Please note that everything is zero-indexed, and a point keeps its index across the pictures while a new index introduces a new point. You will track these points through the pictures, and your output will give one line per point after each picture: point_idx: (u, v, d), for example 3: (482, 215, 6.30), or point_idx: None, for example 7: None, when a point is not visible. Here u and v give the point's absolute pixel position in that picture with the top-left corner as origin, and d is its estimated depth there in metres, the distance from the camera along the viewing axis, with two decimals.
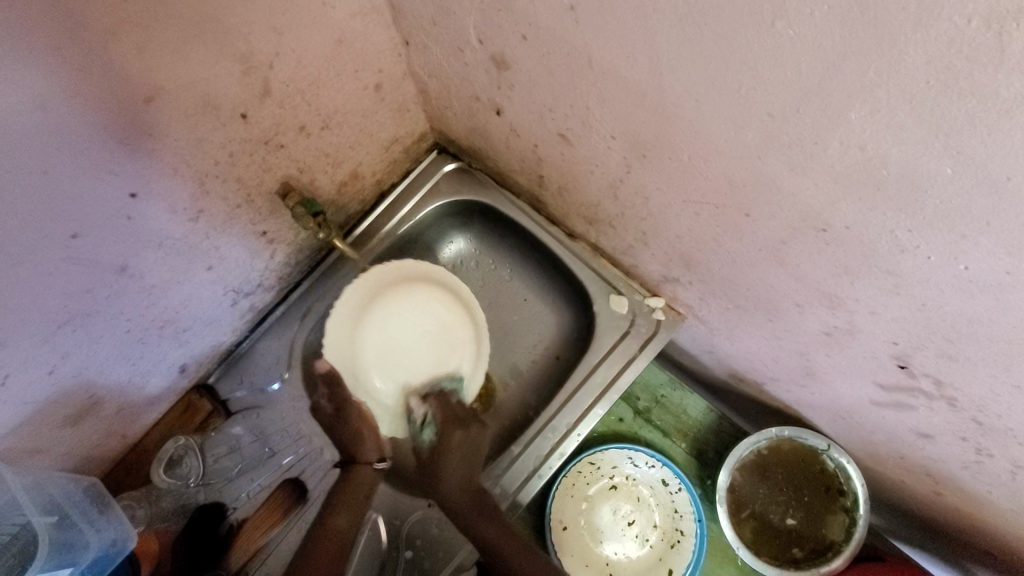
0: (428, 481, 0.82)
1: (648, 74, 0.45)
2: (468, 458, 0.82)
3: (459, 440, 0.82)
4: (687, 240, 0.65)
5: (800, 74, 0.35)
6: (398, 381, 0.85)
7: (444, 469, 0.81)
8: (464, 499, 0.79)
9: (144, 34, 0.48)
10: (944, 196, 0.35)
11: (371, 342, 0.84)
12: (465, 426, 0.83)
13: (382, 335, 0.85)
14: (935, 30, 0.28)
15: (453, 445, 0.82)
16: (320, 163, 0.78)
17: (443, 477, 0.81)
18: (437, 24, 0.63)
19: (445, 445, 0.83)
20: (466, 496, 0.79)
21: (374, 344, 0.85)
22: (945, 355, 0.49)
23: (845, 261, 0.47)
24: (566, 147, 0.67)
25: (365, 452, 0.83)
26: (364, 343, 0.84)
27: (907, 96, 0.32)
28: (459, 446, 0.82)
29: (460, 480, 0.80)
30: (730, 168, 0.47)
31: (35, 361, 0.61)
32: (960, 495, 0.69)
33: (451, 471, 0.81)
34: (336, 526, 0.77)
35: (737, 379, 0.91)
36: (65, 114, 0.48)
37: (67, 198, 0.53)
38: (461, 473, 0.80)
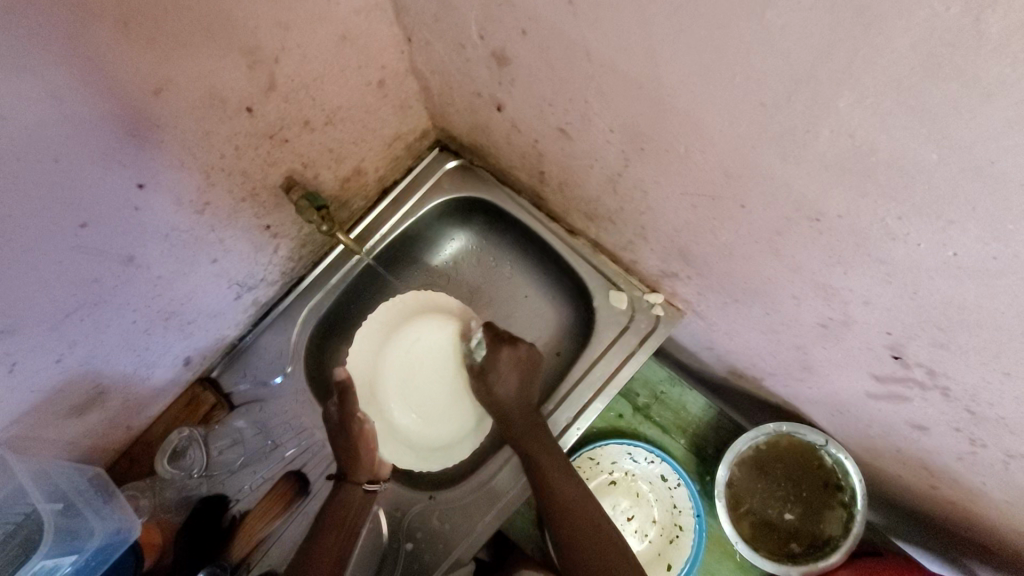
0: (486, 381, 0.84)
1: (644, 66, 0.46)
2: (523, 372, 0.84)
3: (507, 360, 0.82)
4: (685, 234, 0.66)
5: (791, 63, 0.36)
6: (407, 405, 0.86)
7: (502, 375, 0.83)
8: (517, 419, 0.83)
9: (154, 27, 0.49)
10: (931, 183, 0.36)
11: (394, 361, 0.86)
12: (517, 345, 0.83)
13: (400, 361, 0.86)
14: (917, 16, 0.29)
15: (499, 359, 0.82)
16: (323, 158, 0.79)
17: (498, 379, 0.83)
18: (439, 21, 0.65)
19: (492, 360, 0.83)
20: (523, 411, 0.83)
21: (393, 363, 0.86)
22: (937, 343, 0.50)
23: (839, 251, 0.48)
24: (566, 142, 0.68)
25: (358, 472, 0.81)
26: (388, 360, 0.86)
27: (892, 82, 0.33)
28: (505, 363, 0.83)
29: (516, 388, 0.83)
30: (726, 159, 0.48)
31: (43, 349, 0.62)
32: (956, 488, 0.69)
33: (505, 381, 0.83)
34: (324, 547, 0.79)
35: (736, 375, 0.92)
36: (76, 104, 0.49)
37: (76, 187, 0.54)
38: (517, 382, 0.83)
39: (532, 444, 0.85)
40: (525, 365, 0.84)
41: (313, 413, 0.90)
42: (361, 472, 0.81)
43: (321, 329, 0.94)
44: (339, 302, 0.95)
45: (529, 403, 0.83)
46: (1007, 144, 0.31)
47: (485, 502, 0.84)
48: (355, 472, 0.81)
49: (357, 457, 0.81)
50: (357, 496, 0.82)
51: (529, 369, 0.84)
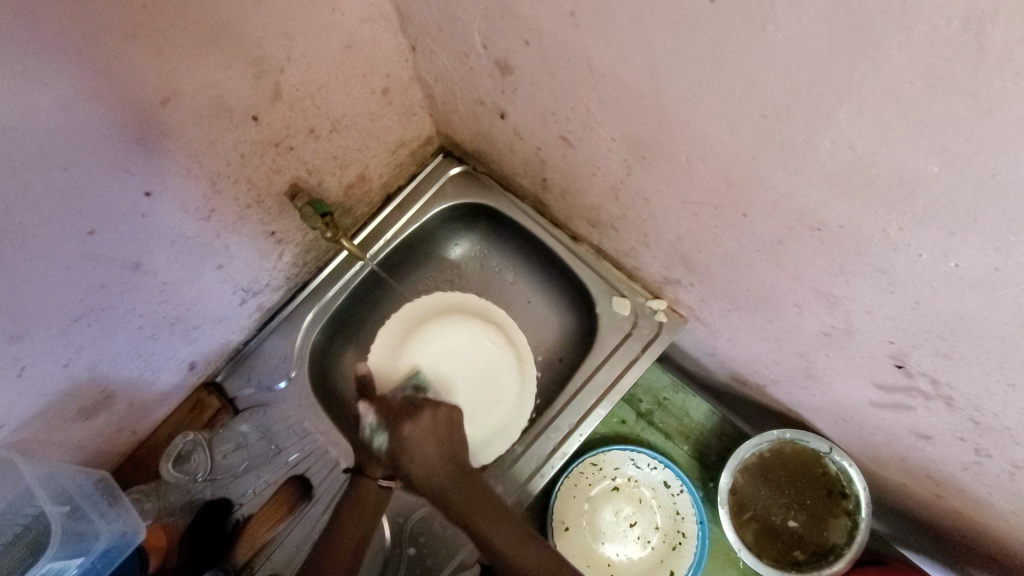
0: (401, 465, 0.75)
1: (645, 77, 0.46)
2: (440, 433, 0.77)
3: (412, 431, 0.75)
4: (687, 241, 0.66)
5: (791, 76, 0.36)
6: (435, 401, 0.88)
7: (409, 439, 0.75)
8: (446, 484, 0.73)
9: (161, 37, 0.50)
10: (932, 194, 0.36)
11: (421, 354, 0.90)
12: (432, 406, 0.79)
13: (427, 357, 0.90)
14: (916, 30, 0.29)
15: (406, 436, 0.75)
16: (328, 165, 0.80)
17: (408, 455, 0.75)
18: (443, 30, 0.65)
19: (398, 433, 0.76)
20: (449, 476, 0.74)
21: (420, 356, 0.90)
22: (940, 353, 0.50)
23: (841, 260, 0.48)
24: (568, 150, 0.68)
25: (372, 467, 0.81)
26: (413, 354, 0.90)
27: (892, 96, 0.33)
28: (425, 425, 0.77)
29: (421, 460, 0.74)
30: (727, 169, 0.49)
31: (50, 354, 0.62)
32: (961, 497, 0.69)
33: (420, 451, 0.75)
34: (336, 545, 0.77)
35: (739, 382, 0.91)
36: (84, 114, 0.49)
37: (85, 195, 0.55)
38: (431, 451, 0.75)
39: (522, 459, 0.84)
40: (437, 432, 0.77)
41: (316, 418, 0.90)
42: (375, 467, 0.81)
43: (325, 334, 0.95)
44: (343, 307, 0.95)
45: (446, 462, 0.75)
46: (1008, 157, 0.31)
47: None
48: (370, 466, 0.82)
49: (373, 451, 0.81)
50: (372, 492, 0.81)
51: (441, 429, 0.77)
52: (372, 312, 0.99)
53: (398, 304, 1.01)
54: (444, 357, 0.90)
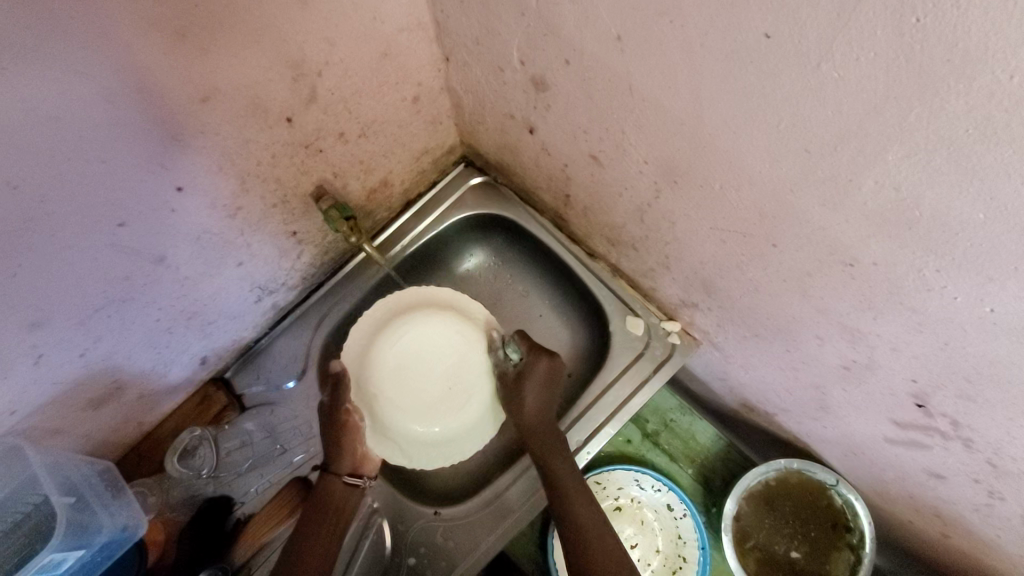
0: (513, 395, 0.79)
1: (688, 104, 0.47)
2: (548, 385, 0.81)
3: (541, 371, 0.80)
4: (709, 266, 0.66)
5: (841, 115, 0.37)
6: (403, 420, 0.74)
7: (524, 391, 0.79)
8: (543, 433, 0.79)
9: (209, 37, 0.51)
10: (974, 240, 0.36)
11: (381, 360, 0.76)
12: (548, 356, 0.80)
13: (395, 359, 0.75)
14: (977, 81, 0.29)
15: (533, 373, 0.79)
16: (354, 169, 0.80)
17: (528, 390, 0.79)
18: (480, 44, 0.66)
19: (527, 374, 0.80)
20: (547, 425, 0.79)
21: (381, 367, 0.75)
22: (964, 395, 0.50)
23: (871, 297, 0.48)
24: (596, 169, 0.69)
25: (337, 464, 0.79)
26: (378, 353, 0.77)
27: (945, 141, 0.33)
28: (539, 375, 0.80)
29: (537, 407, 0.80)
30: (762, 200, 0.49)
31: (68, 343, 0.62)
32: (970, 539, 0.69)
33: (532, 397, 0.80)
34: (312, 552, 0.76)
35: (748, 408, 0.91)
36: (127, 107, 0.50)
37: (119, 187, 0.55)
38: (543, 400, 0.80)
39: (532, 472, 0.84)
40: (549, 380, 0.81)
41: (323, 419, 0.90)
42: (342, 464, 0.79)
43: (337, 336, 0.95)
44: (356, 311, 0.96)
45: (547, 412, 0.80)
46: None
47: (491, 520, 0.84)
48: (337, 463, 0.79)
49: (338, 445, 0.79)
50: (338, 488, 0.79)
51: (553, 383, 0.81)
52: None
53: None
54: (407, 369, 0.75)
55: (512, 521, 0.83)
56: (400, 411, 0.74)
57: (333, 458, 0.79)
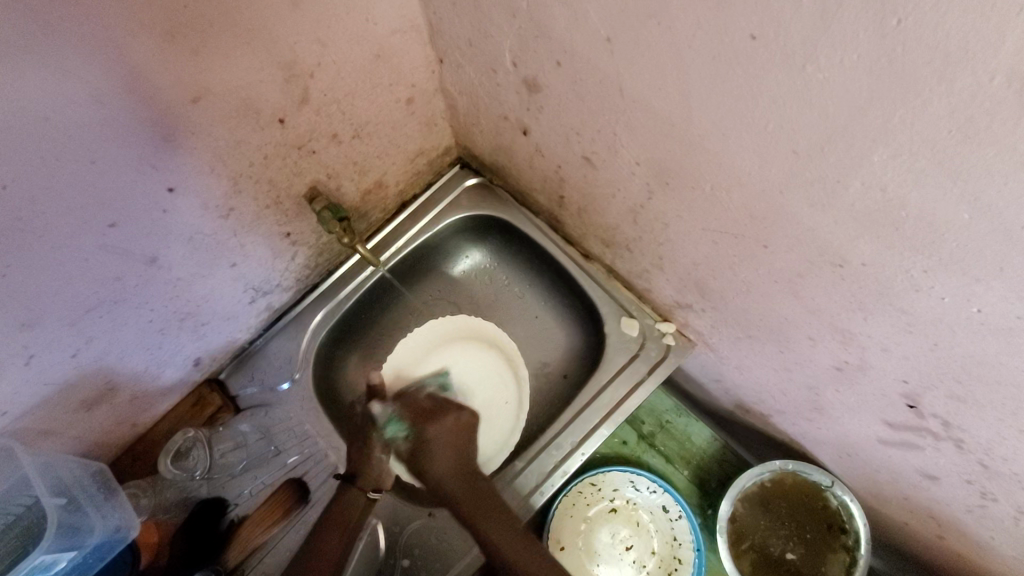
0: (418, 463, 0.78)
1: (677, 106, 0.47)
2: (458, 444, 0.79)
3: (436, 431, 0.78)
4: (702, 267, 0.66)
5: (827, 115, 0.37)
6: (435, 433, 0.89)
7: (432, 445, 0.77)
8: (462, 491, 0.76)
9: (199, 38, 0.51)
10: (960, 240, 0.36)
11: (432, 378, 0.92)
12: (448, 412, 0.80)
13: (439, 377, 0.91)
14: (958, 82, 0.30)
15: (430, 439, 0.77)
16: (348, 170, 0.80)
17: (430, 454, 0.77)
18: (473, 45, 0.66)
19: (423, 436, 0.77)
20: (461, 485, 0.76)
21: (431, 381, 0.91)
22: (954, 396, 0.50)
23: (861, 297, 0.48)
24: (589, 170, 0.69)
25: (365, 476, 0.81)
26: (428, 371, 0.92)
27: (929, 142, 0.33)
28: (438, 438, 0.78)
29: (446, 468, 0.77)
30: (752, 200, 0.49)
31: (60, 344, 0.62)
32: (964, 541, 0.69)
33: (439, 462, 0.77)
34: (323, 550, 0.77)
35: (743, 409, 0.91)
36: (117, 108, 0.50)
37: (109, 188, 0.55)
38: (452, 462, 0.77)
39: (525, 474, 0.84)
40: (454, 439, 0.79)
41: (317, 420, 0.90)
42: (363, 477, 0.81)
43: (331, 338, 0.95)
44: (351, 312, 0.96)
45: (454, 460, 0.77)
46: None
47: None
48: (364, 475, 0.81)
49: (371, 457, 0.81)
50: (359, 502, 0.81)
51: (460, 442, 0.79)
52: (380, 318, 0.99)
53: (407, 311, 1.01)
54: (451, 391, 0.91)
55: None
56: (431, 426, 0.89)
57: (364, 470, 0.81)
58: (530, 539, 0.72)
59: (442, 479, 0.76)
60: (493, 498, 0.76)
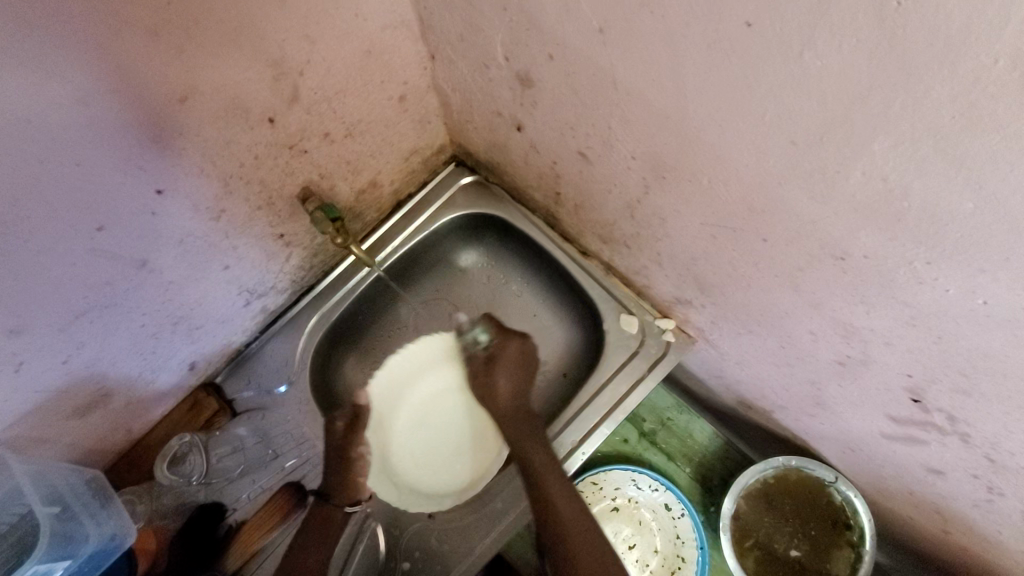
0: (489, 377, 0.87)
1: (672, 98, 0.46)
2: (519, 367, 0.87)
3: (512, 350, 0.87)
4: (701, 262, 0.65)
5: (825, 104, 0.36)
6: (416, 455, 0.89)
7: (493, 374, 0.86)
8: (525, 415, 0.84)
9: (184, 36, 0.50)
10: (963, 230, 0.35)
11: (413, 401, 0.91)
12: (519, 338, 0.88)
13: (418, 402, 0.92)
14: (961, 65, 0.28)
15: (505, 356, 0.87)
16: (341, 170, 0.79)
17: (500, 372, 0.86)
18: (464, 40, 0.65)
19: (500, 354, 0.87)
20: (517, 407, 0.85)
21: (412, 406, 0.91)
22: (959, 389, 0.49)
23: (863, 290, 0.47)
24: (585, 165, 0.68)
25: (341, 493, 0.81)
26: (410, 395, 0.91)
27: (933, 129, 0.32)
28: (508, 356, 0.87)
29: (510, 387, 0.86)
30: (749, 193, 0.48)
31: (50, 350, 0.61)
32: (971, 536, 0.68)
33: (505, 380, 0.86)
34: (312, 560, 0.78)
35: (744, 406, 0.90)
36: (103, 109, 0.49)
37: (96, 191, 0.54)
38: (515, 381, 0.86)
39: None
40: (515, 358, 0.87)
41: (314, 423, 0.89)
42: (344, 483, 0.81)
43: (328, 340, 0.94)
44: (347, 314, 0.95)
45: (522, 395, 0.86)
46: None
47: (485, 525, 0.82)
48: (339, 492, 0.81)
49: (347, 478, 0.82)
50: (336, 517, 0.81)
51: (518, 363, 0.87)
52: (377, 319, 0.98)
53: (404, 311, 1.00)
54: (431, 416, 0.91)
55: (506, 523, 0.82)
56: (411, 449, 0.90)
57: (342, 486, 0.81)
58: (564, 474, 0.78)
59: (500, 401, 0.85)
60: (539, 431, 0.82)
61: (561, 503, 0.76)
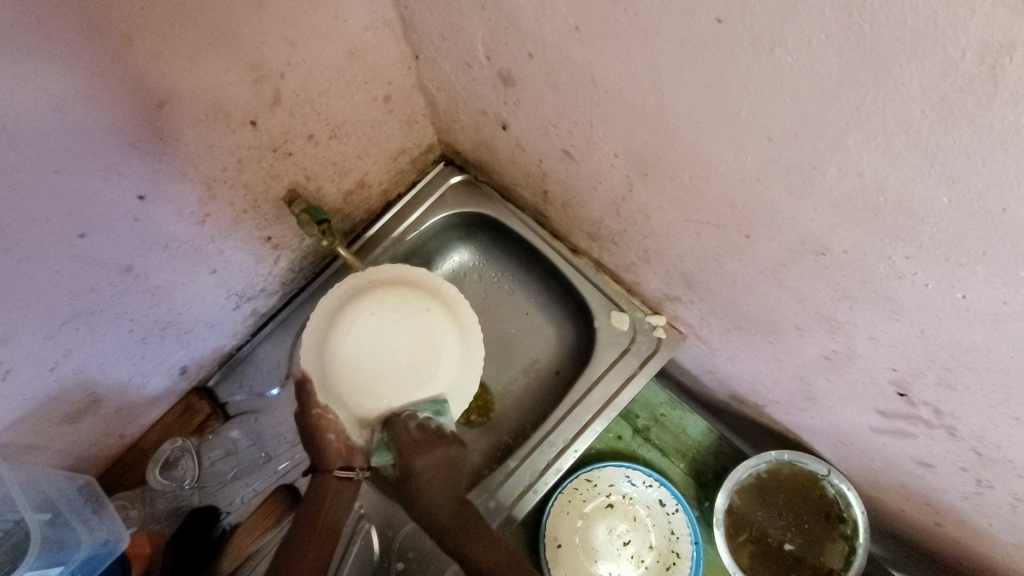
0: (406, 491, 0.72)
1: (650, 95, 0.46)
2: (447, 472, 0.73)
3: (427, 462, 0.71)
4: (688, 259, 0.65)
5: (799, 100, 0.36)
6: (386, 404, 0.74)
7: (427, 471, 0.72)
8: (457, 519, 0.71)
9: (160, 41, 0.49)
10: (940, 225, 0.35)
11: (341, 354, 0.74)
12: (445, 444, 0.73)
13: (354, 347, 0.74)
14: (929, 60, 0.28)
15: (421, 467, 0.71)
16: (327, 172, 0.79)
17: (421, 492, 0.71)
18: (446, 39, 0.65)
19: (432, 458, 0.72)
20: (455, 512, 0.71)
21: (339, 365, 0.74)
22: (944, 383, 0.49)
23: (846, 286, 0.47)
24: (569, 163, 0.67)
25: None
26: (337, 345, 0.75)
27: (904, 124, 0.32)
28: (436, 462, 0.72)
29: (433, 496, 0.72)
30: (730, 189, 0.48)
31: (36, 358, 0.61)
32: (962, 527, 0.68)
33: (431, 486, 0.72)
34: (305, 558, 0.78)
35: (737, 401, 0.90)
36: (79, 116, 0.49)
37: (77, 198, 0.54)
38: (444, 489, 0.72)
39: (518, 474, 0.82)
40: (449, 464, 0.73)
41: None
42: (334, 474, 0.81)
43: None
44: None
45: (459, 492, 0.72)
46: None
47: None
48: None
49: None
50: None
51: (452, 471, 0.73)
52: None
53: None
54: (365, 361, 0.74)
55: None
56: (373, 401, 0.73)
57: None
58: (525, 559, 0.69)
59: (435, 510, 0.71)
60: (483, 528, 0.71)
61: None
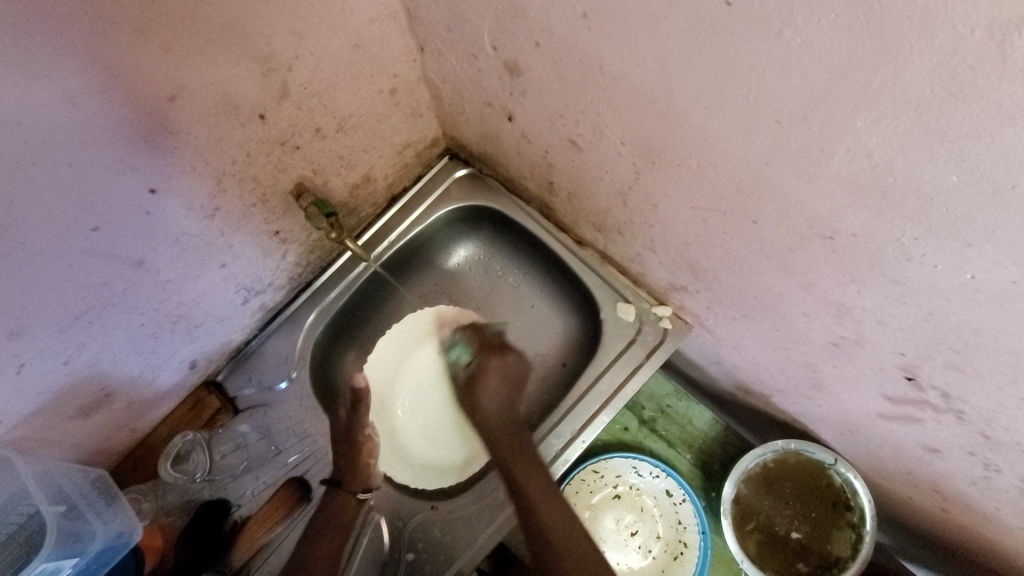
0: (472, 393, 0.88)
1: (658, 81, 0.46)
2: (510, 383, 0.88)
3: (493, 369, 0.88)
4: (694, 247, 0.65)
5: (808, 82, 0.36)
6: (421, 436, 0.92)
7: (483, 386, 0.87)
8: (502, 433, 0.83)
9: (171, 34, 0.50)
10: (950, 205, 0.36)
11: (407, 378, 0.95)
12: (505, 355, 0.90)
13: (419, 378, 0.95)
14: (940, 37, 0.28)
15: (488, 369, 0.88)
16: (334, 165, 0.80)
17: (483, 388, 0.87)
18: (452, 31, 0.65)
19: (483, 366, 0.89)
20: (506, 428, 0.84)
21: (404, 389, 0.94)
22: (952, 366, 0.49)
23: (853, 270, 0.47)
24: (575, 153, 0.68)
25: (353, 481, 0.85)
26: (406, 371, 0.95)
27: (914, 103, 0.32)
28: (493, 377, 0.88)
29: (496, 403, 0.86)
30: (738, 174, 0.48)
31: (50, 352, 0.62)
32: (970, 513, 0.68)
33: (492, 393, 0.87)
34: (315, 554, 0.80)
35: (743, 390, 0.91)
36: (92, 109, 0.49)
37: (90, 191, 0.54)
38: (504, 398, 0.86)
39: None
40: (511, 372, 0.88)
41: (315, 419, 0.90)
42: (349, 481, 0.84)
43: (327, 336, 0.94)
44: (345, 309, 0.95)
45: (508, 407, 0.86)
46: None
47: (488, 513, 0.83)
48: (351, 480, 0.86)
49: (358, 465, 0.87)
50: (350, 504, 0.84)
51: (515, 377, 0.88)
52: (376, 314, 0.99)
53: (402, 306, 1.00)
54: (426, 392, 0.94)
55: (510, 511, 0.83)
56: (421, 433, 0.92)
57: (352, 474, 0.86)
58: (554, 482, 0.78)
59: (488, 418, 0.85)
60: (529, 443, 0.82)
61: (539, 498, 0.76)
